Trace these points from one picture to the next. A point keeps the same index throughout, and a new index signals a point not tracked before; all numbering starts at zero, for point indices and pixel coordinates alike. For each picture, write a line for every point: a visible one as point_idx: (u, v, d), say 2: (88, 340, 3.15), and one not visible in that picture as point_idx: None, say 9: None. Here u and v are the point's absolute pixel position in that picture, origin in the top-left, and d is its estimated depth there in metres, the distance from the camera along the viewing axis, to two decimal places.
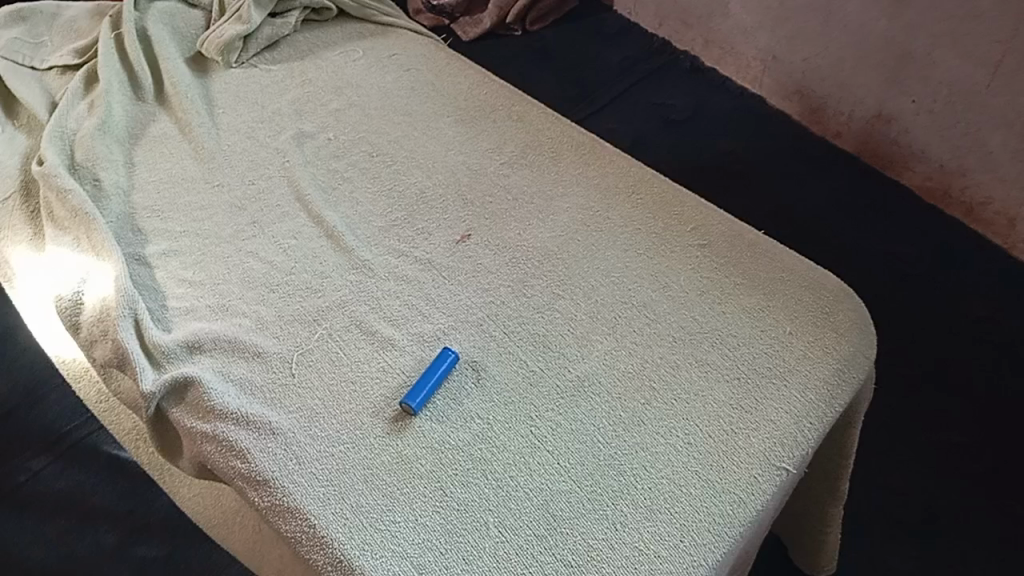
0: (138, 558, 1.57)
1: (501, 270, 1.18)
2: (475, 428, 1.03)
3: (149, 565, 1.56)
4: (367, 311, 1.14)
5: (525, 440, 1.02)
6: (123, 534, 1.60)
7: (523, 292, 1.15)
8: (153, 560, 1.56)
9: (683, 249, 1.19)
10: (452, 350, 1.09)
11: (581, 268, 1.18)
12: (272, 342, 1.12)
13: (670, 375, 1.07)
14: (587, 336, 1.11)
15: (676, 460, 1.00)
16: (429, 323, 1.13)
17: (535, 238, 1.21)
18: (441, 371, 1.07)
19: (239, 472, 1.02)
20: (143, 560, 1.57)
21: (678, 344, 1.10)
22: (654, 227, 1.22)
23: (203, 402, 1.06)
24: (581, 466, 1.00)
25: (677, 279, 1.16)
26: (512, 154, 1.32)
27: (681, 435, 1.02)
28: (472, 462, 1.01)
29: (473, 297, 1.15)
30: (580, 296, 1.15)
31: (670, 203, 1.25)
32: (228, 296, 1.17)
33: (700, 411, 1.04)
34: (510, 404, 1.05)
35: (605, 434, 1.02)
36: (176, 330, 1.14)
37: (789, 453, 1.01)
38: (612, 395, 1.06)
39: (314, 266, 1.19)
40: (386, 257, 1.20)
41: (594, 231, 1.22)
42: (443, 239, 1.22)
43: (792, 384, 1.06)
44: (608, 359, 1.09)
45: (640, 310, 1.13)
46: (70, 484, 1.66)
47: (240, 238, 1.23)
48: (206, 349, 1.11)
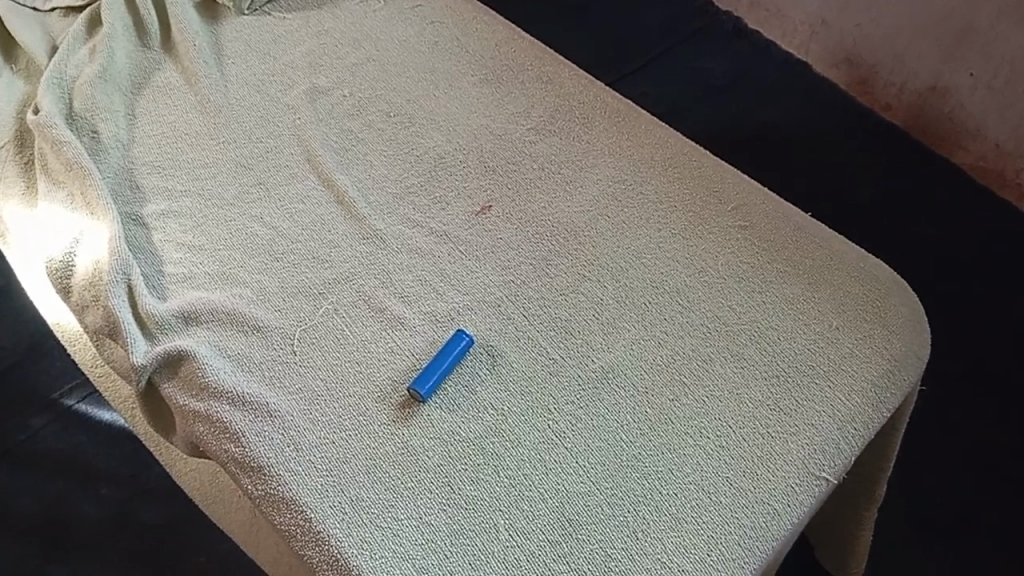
0: (136, 526, 1.52)
1: (523, 246, 1.09)
2: (488, 419, 0.95)
3: (148, 535, 1.51)
4: (376, 286, 1.06)
5: (541, 434, 0.94)
6: (122, 500, 1.54)
7: (545, 272, 1.07)
8: (151, 530, 1.51)
9: (721, 232, 1.10)
10: (467, 333, 1.00)
11: (610, 248, 1.08)
12: (273, 316, 1.04)
13: (702, 369, 0.98)
14: (612, 324, 1.02)
15: (706, 464, 0.92)
16: (443, 301, 1.04)
17: (562, 212, 1.12)
18: (451, 357, 0.98)
19: (232, 458, 0.95)
20: (142, 528, 1.52)
21: (713, 336, 1.00)
22: (691, 205, 1.12)
23: (197, 379, 0.98)
24: (602, 467, 0.92)
25: (714, 263, 1.07)
26: (541, 119, 1.22)
27: (712, 436, 0.93)
28: (482, 457, 0.93)
29: (492, 274, 1.06)
30: (607, 278, 1.06)
31: (709, 179, 1.15)
32: (229, 264, 1.09)
33: (734, 411, 0.95)
34: (527, 394, 0.97)
35: (629, 432, 0.94)
36: (172, 298, 1.06)
37: (830, 462, 0.93)
38: (638, 388, 0.97)
39: (322, 233, 1.11)
40: (400, 226, 1.11)
41: (625, 207, 1.12)
42: (462, 210, 1.13)
43: (836, 386, 0.97)
44: (636, 348, 1.00)
45: (673, 297, 1.04)
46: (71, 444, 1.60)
47: (244, 200, 1.15)
48: (203, 320, 1.03)
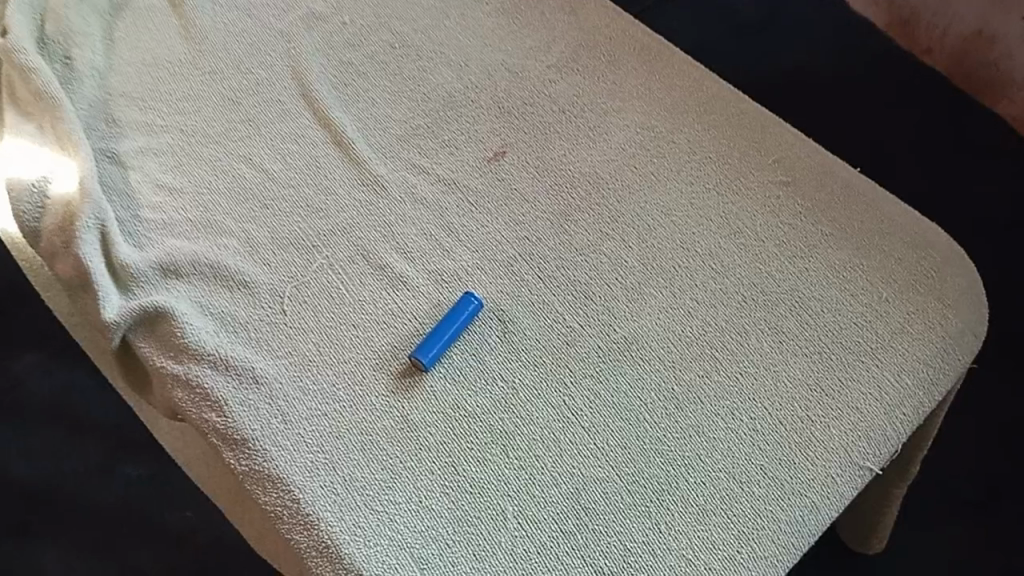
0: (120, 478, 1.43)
1: (540, 198, 0.98)
2: (497, 392, 0.86)
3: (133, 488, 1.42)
4: (376, 239, 0.96)
5: (555, 411, 0.85)
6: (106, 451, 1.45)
7: (563, 228, 0.96)
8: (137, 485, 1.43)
9: (760, 188, 0.99)
10: (476, 297, 0.91)
11: (636, 203, 0.98)
12: (262, 270, 0.94)
13: (735, 343, 0.88)
14: (636, 290, 0.92)
15: (738, 450, 0.82)
16: (450, 259, 0.94)
17: (583, 161, 1.01)
18: (456, 324, 0.89)
19: (213, 428, 0.85)
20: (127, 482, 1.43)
21: (749, 306, 0.90)
22: (727, 157, 1.01)
23: (176, 339, 0.89)
24: (622, 450, 0.82)
25: (751, 224, 0.96)
26: (562, 55, 1.09)
27: (746, 418, 0.84)
28: (490, 435, 0.84)
29: (504, 230, 0.96)
30: (632, 238, 0.95)
31: (748, 128, 1.03)
32: (213, 210, 0.98)
33: (771, 391, 0.85)
34: (540, 366, 0.87)
35: (652, 411, 0.85)
36: (150, 247, 0.96)
37: (875, 450, 0.84)
38: (664, 362, 0.87)
39: (317, 178, 1.00)
40: (403, 173, 1.00)
41: (654, 158, 1.01)
42: (472, 155, 1.02)
43: (884, 365, 0.87)
44: (662, 317, 0.90)
45: (705, 260, 0.94)
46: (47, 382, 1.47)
47: (230, 138, 1.04)
48: (183, 274, 0.93)
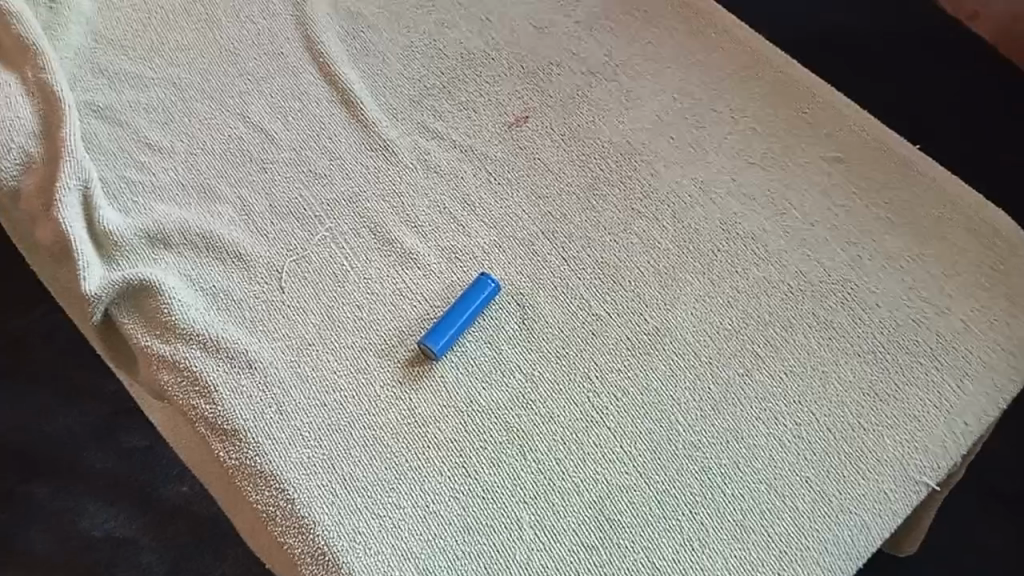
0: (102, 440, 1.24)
1: (566, 170, 0.89)
2: (514, 386, 0.78)
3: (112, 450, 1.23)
4: (385, 211, 0.87)
5: (578, 409, 0.77)
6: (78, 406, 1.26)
7: (591, 204, 0.87)
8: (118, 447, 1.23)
9: (809, 165, 0.89)
10: (494, 278, 0.82)
11: (672, 177, 0.88)
12: (259, 241, 0.85)
13: (779, 338, 0.80)
14: (670, 275, 0.83)
15: (782, 459, 0.75)
16: (466, 235, 0.86)
17: (614, 129, 0.91)
18: (469, 309, 0.80)
19: (201, 416, 0.78)
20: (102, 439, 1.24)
21: (795, 297, 0.82)
22: (773, 128, 0.91)
23: (162, 317, 0.81)
24: (652, 455, 0.75)
25: (799, 204, 0.87)
26: (593, 10, 0.99)
27: (790, 423, 0.76)
28: (505, 433, 0.76)
29: (525, 204, 0.87)
30: (666, 216, 0.86)
31: (796, 97, 0.93)
32: (207, 173, 0.89)
33: (819, 394, 0.77)
34: (563, 358, 0.79)
35: (687, 412, 0.76)
36: (135, 212, 0.87)
37: (932, 463, 0.76)
38: (700, 357, 0.79)
39: (320, 141, 0.91)
40: (415, 137, 0.91)
41: (693, 127, 0.91)
42: (492, 119, 0.92)
43: (944, 369, 0.79)
44: (699, 307, 0.81)
45: (747, 244, 0.85)
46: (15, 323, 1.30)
47: (226, 94, 0.94)
48: (172, 243, 0.85)
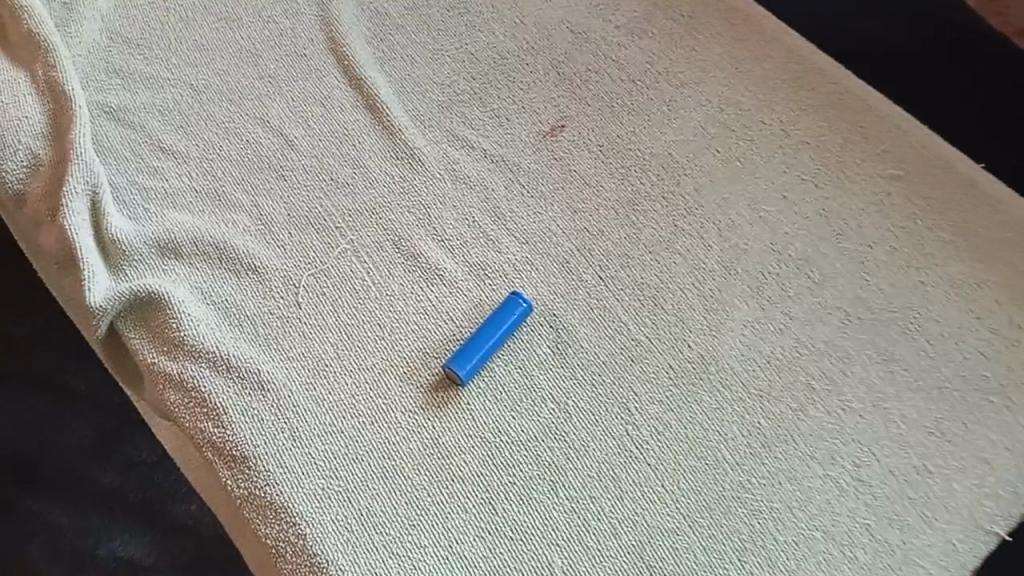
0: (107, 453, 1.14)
1: (604, 183, 0.83)
2: (546, 416, 0.72)
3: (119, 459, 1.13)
4: (410, 223, 0.81)
5: (616, 444, 0.71)
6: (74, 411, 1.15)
7: (631, 220, 0.81)
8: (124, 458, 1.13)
9: (866, 182, 0.83)
10: (526, 299, 0.76)
11: (718, 193, 0.82)
12: (276, 254, 0.80)
13: (836, 371, 0.74)
14: (717, 299, 0.77)
15: (839, 504, 0.69)
16: (496, 251, 0.80)
17: (656, 140, 0.85)
18: (498, 332, 0.74)
19: (209, 441, 0.72)
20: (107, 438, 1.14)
21: (852, 326, 0.76)
22: (828, 143, 0.85)
23: (170, 333, 0.75)
24: (696, 496, 0.69)
25: (856, 225, 0.81)
26: (635, 13, 0.93)
27: (848, 465, 0.71)
28: (536, 468, 0.70)
29: (560, 219, 0.81)
30: (712, 235, 0.80)
31: (852, 109, 0.87)
32: (222, 180, 0.84)
33: (880, 433, 0.72)
34: (599, 386, 0.73)
35: (734, 449, 0.71)
36: (146, 220, 0.82)
37: (1004, 511, 0.70)
38: (749, 390, 0.73)
39: (342, 148, 0.86)
40: (443, 145, 0.86)
41: (741, 140, 0.85)
42: (525, 127, 0.86)
43: (1015, 406, 0.73)
44: (747, 334, 0.75)
45: (800, 267, 0.78)
46: (18, 327, 1.23)
47: (244, 96, 0.89)
48: (184, 253, 0.79)
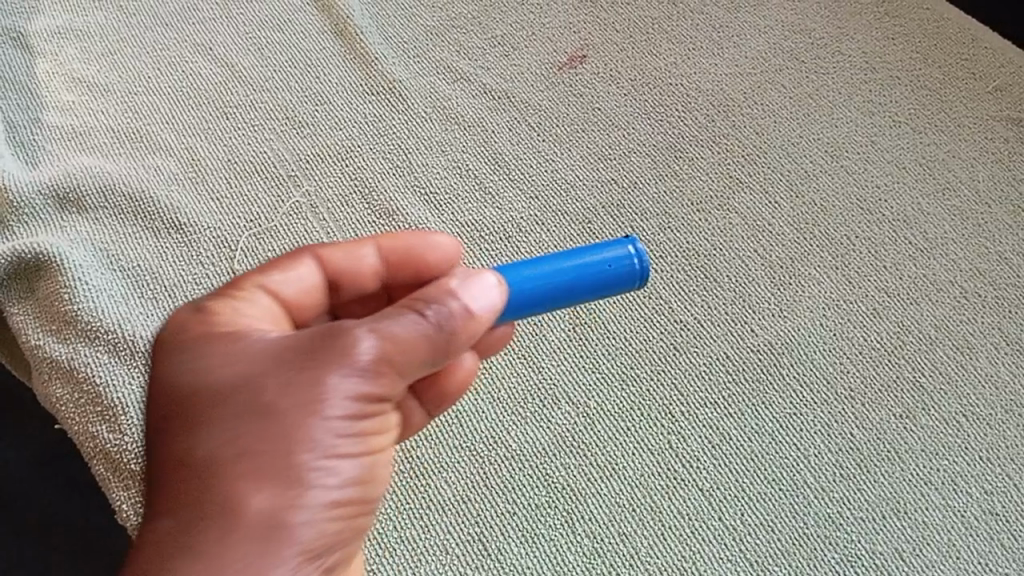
0: None
1: (637, 125, 0.64)
2: (560, 423, 0.53)
3: None
4: (385, 171, 0.63)
5: (655, 462, 0.52)
6: None
7: (672, 170, 0.62)
8: None
9: (977, 124, 0.64)
10: (640, 275, 0.41)
11: (786, 137, 0.63)
12: (207, 208, 0.61)
13: (952, 366, 0.55)
14: (789, 271, 0.58)
15: (967, 549, 0.50)
16: (496, 208, 0.61)
17: (705, 74, 0.66)
18: (543, 276, 0.40)
19: (100, 449, 0.53)
20: None
21: (970, 307, 0.57)
22: (926, 79, 0.65)
23: (61, 307, 0.57)
24: (767, 535, 0.50)
25: (968, 176, 0.61)
26: None
27: (977, 492, 0.51)
28: (546, 494, 0.51)
29: (579, 167, 0.63)
30: (779, 189, 0.61)
31: (952, 39, 0.67)
32: (148, 117, 0.65)
33: (1018, 451, 0.52)
34: (632, 384, 0.54)
35: (819, 471, 0.51)
36: (43, 165, 0.62)
37: None
38: (836, 392, 0.54)
39: (304, 80, 0.67)
40: (431, 79, 0.66)
41: (812, 74, 0.66)
42: (536, 57, 0.67)
43: None
44: (830, 316, 0.56)
45: (897, 229, 0.59)
46: None
47: (184, 19, 0.69)
48: (89, 206, 0.61)
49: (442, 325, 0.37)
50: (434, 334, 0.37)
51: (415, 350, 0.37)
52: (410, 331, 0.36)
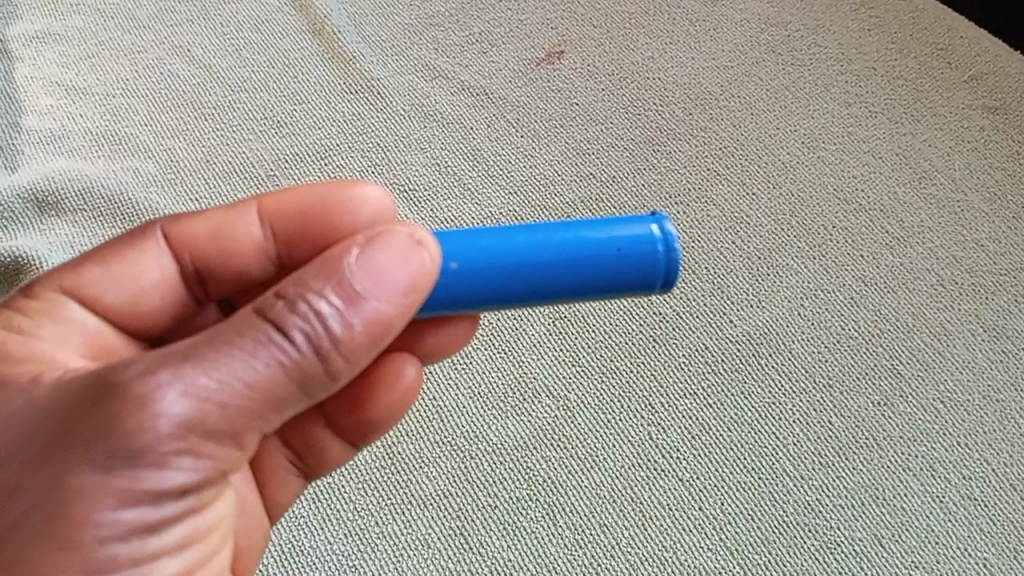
0: None
1: (615, 119, 0.65)
2: (541, 416, 0.53)
3: None
4: (364, 170, 0.63)
5: (635, 453, 0.52)
6: None
7: (650, 163, 0.63)
8: None
9: (953, 114, 0.64)
10: (664, 279, 0.34)
11: (763, 129, 0.64)
12: (186, 210, 0.61)
13: (930, 353, 0.55)
14: (766, 262, 0.58)
15: (946, 534, 0.51)
16: (474, 204, 0.62)
17: (682, 67, 0.67)
18: (541, 262, 0.33)
19: None
20: None
21: (947, 294, 0.57)
22: (901, 70, 0.66)
23: None
24: (748, 523, 0.50)
25: (944, 165, 0.62)
26: None
27: (955, 477, 0.52)
28: (526, 487, 0.51)
29: (558, 162, 0.63)
30: (756, 181, 0.61)
31: (927, 29, 0.68)
32: (126, 119, 0.65)
33: (995, 436, 0.53)
34: (613, 376, 0.54)
35: (798, 459, 0.52)
36: (21, 168, 0.62)
37: None
38: (814, 380, 0.54)
39: (282, 80, 0.67)
40: (410, 77, 0.67)
41: (788, 65, 0.66)
42: (514, 54, 0.68)
43: None
44: (808, 305, 0.56)
45: (873, 218, 0.60)
46: None
47: (161, 21, 0.69)
48: (68, 209, 0.61)
49: (300, 359, 0.29)
50: (287, 374, 0.29)
51: (259, 396, 0.29)
52: (250, 374, 0.29)
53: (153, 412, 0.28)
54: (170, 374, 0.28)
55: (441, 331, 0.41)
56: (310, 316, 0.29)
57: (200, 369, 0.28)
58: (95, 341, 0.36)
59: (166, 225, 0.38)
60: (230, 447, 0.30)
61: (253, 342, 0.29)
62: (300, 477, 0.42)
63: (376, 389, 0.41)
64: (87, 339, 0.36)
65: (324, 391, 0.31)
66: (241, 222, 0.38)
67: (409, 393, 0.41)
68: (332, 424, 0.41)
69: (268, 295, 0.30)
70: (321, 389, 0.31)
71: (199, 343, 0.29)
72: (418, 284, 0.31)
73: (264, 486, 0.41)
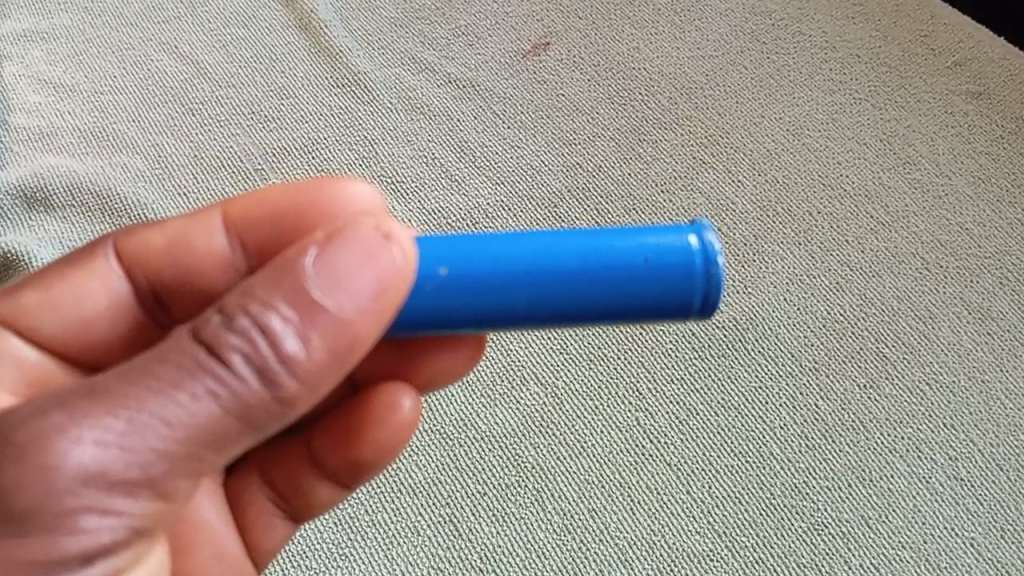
0: None
1: (601, 109, 0.65)
2: (529, 403, 0.53)
3: None
4: (351, 162, 0.63)
5: (623, 439, 0.52)
6: None
7: (636, 151, 0.63)
8: None
9: (937, 100, 0.64)
10: (703, 299, 0.31)
11: (748, 118, 0.64)
12: (175, 204, 0.62)
13: (915, 336, 0.55)
14: (752, 248, 0.58)
15: (933, 515, 0.51)
16: (461, 195, 0.62)
17: (667, 57, 0.67)
18: (565, 272, 0.31)
19: None
20: None
21: (932, 277, 0.57)
22: (884, 58, 0.66)
23: None
24: (736, 506, 0.51)
25: (928, 151, 0.62)
26: None
27: (941, 458, 0.52)
28: (515, 474, 0.51)
29: (543, 152, 0.63)
30: (742, 168, 0.62)
31: (911, 16, 0.68)
32: (115, 116, 0.65)
33: (980, 416, 0.53)
34: (600, 363, 0.54)
35: (785, 443, 0.52)
36: (10, 165, 0.62)
37: None
38: (801, 365, 0.54)
39: (269, 75, 0.67)
40: (397, 70, 0.67)
41: (773, 54, 0.67)
42: (499, 46, 0.68)
43: None
44: (793, 290, 0.57)
45: (858, 203, 0.60)
46: None
47: (149, 18, 0.69)
48: (57, 204, 0.61)
49: (239, 387, 0.28)
50: (225, 404, 0.28)
51: (193, 430, 0.28)
52: (178, 408, 0.28)
53: (33, 465, 0.27)
54: (63, 417, 0.27)
55: (439, 358, 0.40)
56: (250, 334, 0.28)
57: (114, 408, 0.27)
58: (34, 371, 0.38)
59: (122, 241, 0.39)
60: (153, 496, 0.29)
61: (183, 370, 0.28)
62: (285, 517, 0.42)
63: (369, 429, 0.40)
64: (25, 371, 0.38)
65: (274, 421, 0.29)
66: (204, 234, 0.38)
67: (403, 431, 0.40)
68: (319, 466, 0.41)
69: (207, 313, 0.29)
70: (269, 419, 0.29)
71: (119, 378, 0.28)
72: (384, 291, 0.29)
73: (249, 530, 0.41)
